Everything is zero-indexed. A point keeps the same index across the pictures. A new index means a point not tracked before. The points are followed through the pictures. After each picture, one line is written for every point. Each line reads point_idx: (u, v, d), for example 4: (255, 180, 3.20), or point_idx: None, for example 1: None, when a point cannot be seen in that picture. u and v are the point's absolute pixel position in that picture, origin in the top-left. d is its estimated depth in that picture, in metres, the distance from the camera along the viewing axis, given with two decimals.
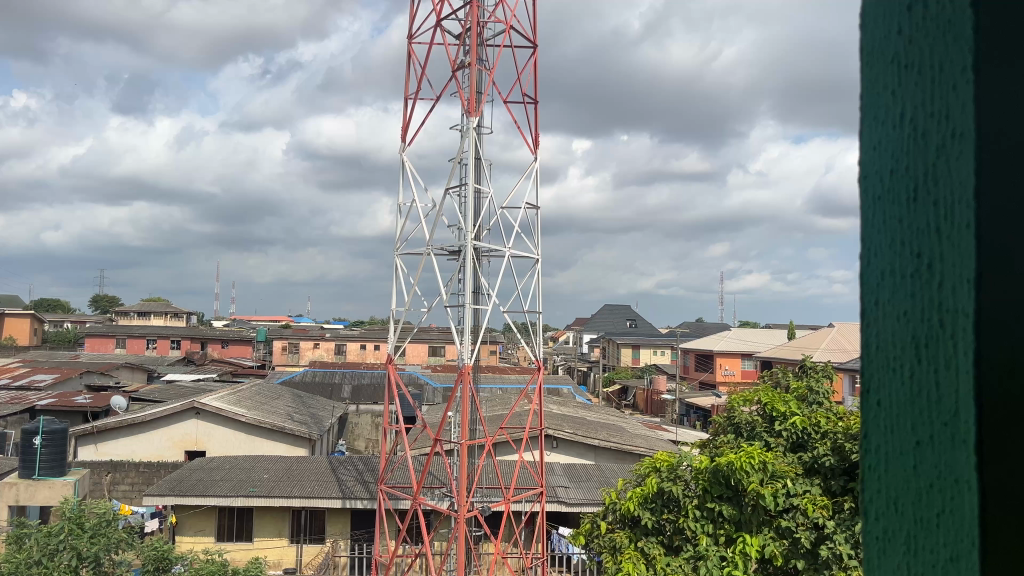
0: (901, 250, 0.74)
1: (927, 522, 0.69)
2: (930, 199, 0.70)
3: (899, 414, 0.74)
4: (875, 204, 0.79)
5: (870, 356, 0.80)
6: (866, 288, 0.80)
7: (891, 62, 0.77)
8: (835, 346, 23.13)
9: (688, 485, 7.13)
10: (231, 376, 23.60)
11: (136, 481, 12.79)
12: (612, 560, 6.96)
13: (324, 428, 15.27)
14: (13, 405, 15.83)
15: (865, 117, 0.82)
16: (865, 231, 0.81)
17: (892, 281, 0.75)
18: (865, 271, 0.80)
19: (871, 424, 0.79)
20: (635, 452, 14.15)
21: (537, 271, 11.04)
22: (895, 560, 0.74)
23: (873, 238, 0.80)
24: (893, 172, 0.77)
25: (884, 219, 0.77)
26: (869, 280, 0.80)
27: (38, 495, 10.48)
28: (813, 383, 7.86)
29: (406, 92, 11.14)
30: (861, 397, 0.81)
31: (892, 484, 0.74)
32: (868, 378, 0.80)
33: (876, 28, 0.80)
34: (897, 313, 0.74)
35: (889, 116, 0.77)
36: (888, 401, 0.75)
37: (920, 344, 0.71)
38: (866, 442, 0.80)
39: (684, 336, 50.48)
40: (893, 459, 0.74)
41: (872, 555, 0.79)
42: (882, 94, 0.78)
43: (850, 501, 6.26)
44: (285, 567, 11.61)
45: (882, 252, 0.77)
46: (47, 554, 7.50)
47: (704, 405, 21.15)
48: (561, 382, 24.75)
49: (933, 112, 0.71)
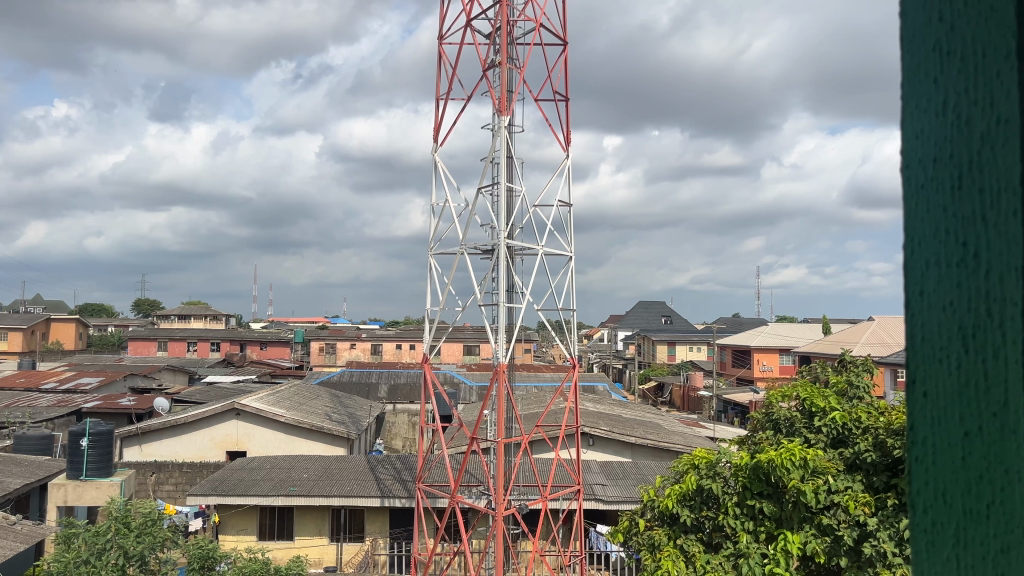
0: (947, 239, 0.73)
1: (975, 514, 0.70)
2: (976, 187, 0.71)
3: (946, 405, 0.73)
4: (918, 194, 0.78)
5: (914, 349, 0.78)
6: (910, 279, 0.78)
7: (933, 50, 0.77)
8: (876, 340, 22.77)
9: (728, 482, 7.05)
10: (271, 377, 24.01)
11: (179, 481, 13.04)
12: (650, 557, 6.92)
13: (362, 427, 15.47)
14: (61, 407, 16.27)
15: (906, 106, 0.81)
16: (907, 222, 0.79)
17: (939, 271, 0.74)
18: (910, 261, 0.79)
19: (917, 416, 0.78)
20: (672, 449, 14.10)
21: (571, 267, 11.01)
22: (943, 553, 0.73)
23: (915, 229, 0.78)
24: (936, 160, 0.76)
25: (927, 209, 0.76)
26: (912, 271, 0.78)
27: (86, 495, 10.82)
28: (853, 377, 7.74)
29: (437, 94, 11.04)
30: (906, 390, 0.80)
31: (939, 476, 0.73)
32: (913, 370, 0.79)
33: (915, 16, 0.80)
34: (943, 304, 0.73)
35: (931, 104, 0.77)
36: (936, 392, 0.74)
37: (966, 334, 0.71)
38: (912, 434, 0.79)
39: (720, 330, 49.98)
40: (941, 450, 0.73)
41: (920, 550, 0.77)
42: (924, 82, 0.77)
43: (893, 497, 6.20)
44: (325, 565, 11.75)
45: (926, 242, 0.76)
46: (95, 553, 7.69)
47: (742, 401, 21.00)
48: (597, 379, 24.74)
49: (978, 99, 0.72)
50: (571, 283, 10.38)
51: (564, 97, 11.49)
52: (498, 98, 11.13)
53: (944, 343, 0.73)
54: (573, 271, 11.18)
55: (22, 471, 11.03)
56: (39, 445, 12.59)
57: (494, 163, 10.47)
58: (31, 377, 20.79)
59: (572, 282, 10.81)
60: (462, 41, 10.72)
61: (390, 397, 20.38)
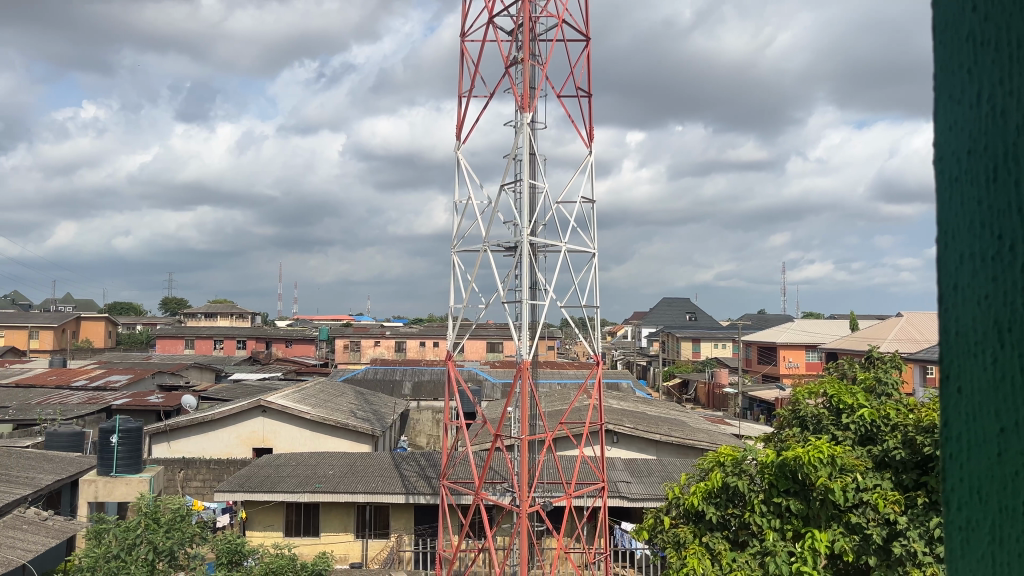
0: (980, 232, 0.73)
1: (1013, 511, 0.70)
2: (1011, 179, 0.72)
3: (980, 400, 0.72)
4: (952, 185, 0.78)
5: (947, 341, 0.77)
6: (942, 273, 0.77)
7: (966, 39, 0.77)
8: (904, 336, 22.50)
9: (753, 479, 6.97)
10: (296, 374, 24.19)
11: (207, 477, 13.19)
12: (675, 555, 6.86)
13: (386, 424, 15.55)
14: (91, 404, 16.50)
15: (939, 99, 0.80)
16: (940, 214, 0.79)
17: (971, 265, 0.73)
18: (943, 254, 0.78)
19: (949, 413, 0.77)
20: (697, 447, 14.04)
21: (595, 265, 10.96)
22: (979, 551, 0.72)
23: (948, 220, 0.78)
24: (971, 151, 0.76)
25: (962, 200, 0.76)
26: (946, 265, 0.77)
27: (117, 491, 10.95)
28: (881, 373, 7.64)
29: (460, 90, 11.07)
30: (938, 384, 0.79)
31: (974, 475, 0.73)
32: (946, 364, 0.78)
33: (947, 7, 0.80)
34: (977, 298, 0.73)
35: (964, 95, 0.76)
36: (970, 388, 0.74)
37: (1003, 328, 0.70)
38: (945, 430, 0.78)
39: (744, 327, 49.62)
40: (975, 447, 0.73)
41: (953, 549, 0.77)
42: (957, 72, 0.77)
43: (923, 495, 6.12)
44: (351, 561, 11.83)
45: (960, 235, 0.76)
46: (126, 548, 7.78)
47: (768, 398, 20.84)
48: (621, 377, 24.67)
49: (1013, 89, 0.72)
50: (595, 279, 10.30)
51: (587, 93, 11.43)
52: (521, 95, 11.11)
53: (980, 336, 0.73)
54: (596, 268, 11.16)
55: (54, 467, 11.19)
56: (70, 441, 12.77)
57: (517, 160, 10.46)
58: (61, 374, 21.10)
59: (596, 279, 10.77)
60: (484, 37, 10.76)
61: (414, 394, 20.47)
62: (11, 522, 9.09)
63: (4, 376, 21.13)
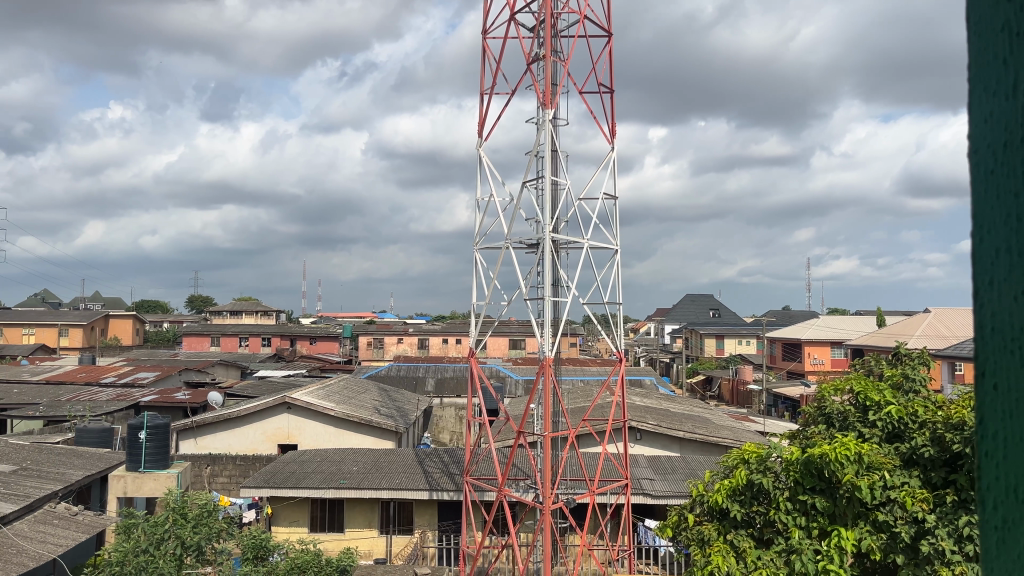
0: (1017, 225, 0.72)
1: None
2: None
3: (1015, 397, 0.72)
4: (987, 180, 0.77)
5: (982, 338, 0.77)
6: (977, 270, 0.77)
7: (1001, 31, 0.76)
8: (932, 332, 22.21)
9: (778, 477, 6.90)
10: (321, 371, 24.39)
11: (233, 473, 13.32)
12: (700, 552, 6.81)
13: (410, 421, 15.64)
14: (120, 401, 16.75)
15: (973, 90, 0.79)
16: (974, 209, 0.79)
17: (1006, 259, 0.73)
18: (978, 249, 0.77)
19: (986, 409, 0.77)
20: (721, 444, 13.96)
21: (617, 261, 10.93)
22: (1016, 549, 0.72)
23: (984, 215, 0.77)
24: (1006, 144, 0.75)
25: (998, 195, 0.75)
26: (981, 262, 0.77)
27: (145, 486, 11.12)
28: (909, 369, 7.54)
29: (482, 88, 10.90)
30: (975, 381, 0.78)
31: (1012, 472, 0.72)
32: (982, 360, 0.77)
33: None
34: (1013, 293, 0.72)
35: (1001, 88, 0.76)
36: (1006, 384, 0.73)
37: None
38: (981, 427, 0.77)
39: (769, 323, 49.28)
40: (1011, 443, 0.72)
41: (988, 545, 0.77)
42: (992, 65, 0.77)
43: (952, 493, 6.05)
44: (376, 556, 11.90)
45: (996, 229, 0.75)
46: (154, 542, 7.90)
47: (793, 395, 20.68)
48: (644, 373, 24.59)
49: None
50: (619, 274, 10.25)
51: (610, 89, 11.40)
52: (543, 92, 11.10)
53: (1015, 332, 0.72)
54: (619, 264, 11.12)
55: (84, 462, 11.35)
56: (100, 437, 12.94)
57: (539, 156, 10.44)
58: (91, 371, 21.44)
59: (619, 275, 10.73)
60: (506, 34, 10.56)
61: (437, 391, 20.57)
62: (42, 517, 9.23)
63: (35, 373, 21.49)
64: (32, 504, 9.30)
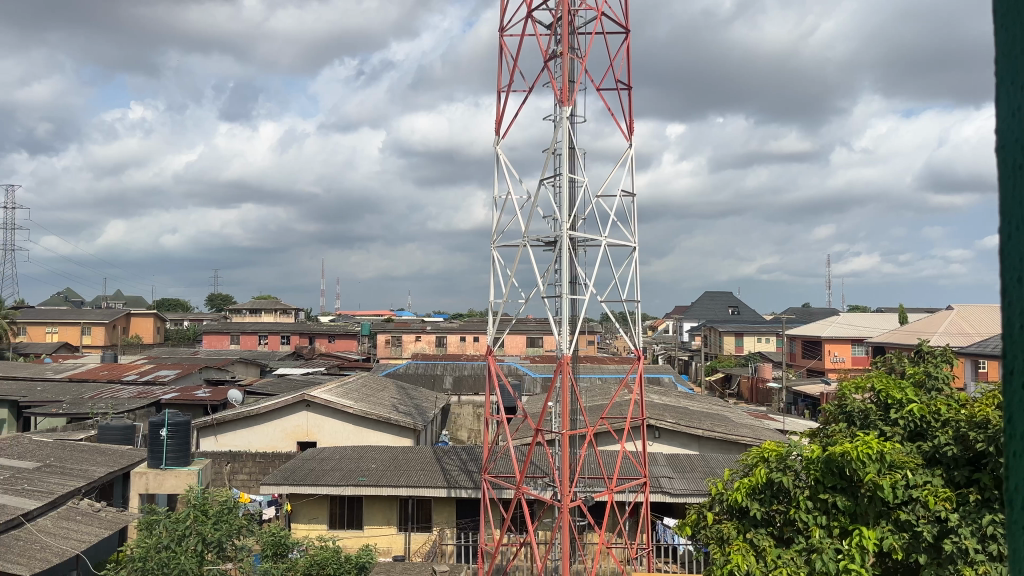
0: None
1: None
2: None
3: None
4: (1014, 175, 0.75)
5: (1012, 339, 0.74)
6: (1007, 266, 0.74)
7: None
8: (955, 330, 21.93)
9: (799, 475, 6.82)
10: (340, 369, 24.50)
11: (253, 470, 13.40)
12: (719, 551, 6.76)
13: (428, 418, 15.67)
14: (142, 398, 16.90)
15: (1001, 84, 0.77)
16: (1004, 205, 0.76)
17: None
18: (1005, 248, 0.75)
19: (1014, 410, 0.74)
20: (741, 443, 13.87)
21: (635, 258, 10.89)
22: None
23: (1012, 210, 0.75)
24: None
25: None
26: (1010, 258, 0.74)
27: (166, 483, 11.18)
28: (931, 367, 7.44)
29: (499, 86, 10.82)
30: (1004, 380, 0.76)
31: None
32: (1011, 360, 0.75)
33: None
34: None
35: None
36: None
37: None
38: (1010, 427, 0.75)
39: (788, 320, 48.90)
40: None
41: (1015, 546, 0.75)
42: (1020, 58, 0.75)
43: (975, 492, 5.98)
44: (394, 554, 11.92)
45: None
46: (175, 538, 7.96)
47: (813, 393, 20.51)
48: (662, 371, 24.48)
49: None
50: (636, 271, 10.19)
51: (628, 86, 11.35)
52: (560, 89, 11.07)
53: None
54: (637, 262, 11.06)
55: (106, 459, 11.46)
56: (122, 434, 13.06)
57: (556, 153, 10.41)
58: (114, 369, 21.66)
59: (637, 272, 10.69)
60: (523, 31, 10.77)
61: (455, 389, 20.60)
62: (65, 513, 9.33)
63: (58, 371, 21.72)
64: (56, 501, 9.41)
